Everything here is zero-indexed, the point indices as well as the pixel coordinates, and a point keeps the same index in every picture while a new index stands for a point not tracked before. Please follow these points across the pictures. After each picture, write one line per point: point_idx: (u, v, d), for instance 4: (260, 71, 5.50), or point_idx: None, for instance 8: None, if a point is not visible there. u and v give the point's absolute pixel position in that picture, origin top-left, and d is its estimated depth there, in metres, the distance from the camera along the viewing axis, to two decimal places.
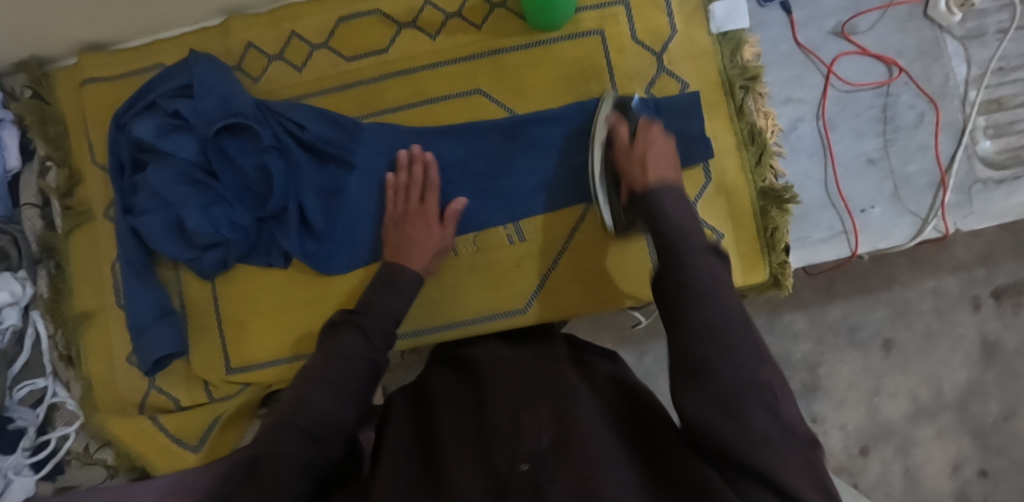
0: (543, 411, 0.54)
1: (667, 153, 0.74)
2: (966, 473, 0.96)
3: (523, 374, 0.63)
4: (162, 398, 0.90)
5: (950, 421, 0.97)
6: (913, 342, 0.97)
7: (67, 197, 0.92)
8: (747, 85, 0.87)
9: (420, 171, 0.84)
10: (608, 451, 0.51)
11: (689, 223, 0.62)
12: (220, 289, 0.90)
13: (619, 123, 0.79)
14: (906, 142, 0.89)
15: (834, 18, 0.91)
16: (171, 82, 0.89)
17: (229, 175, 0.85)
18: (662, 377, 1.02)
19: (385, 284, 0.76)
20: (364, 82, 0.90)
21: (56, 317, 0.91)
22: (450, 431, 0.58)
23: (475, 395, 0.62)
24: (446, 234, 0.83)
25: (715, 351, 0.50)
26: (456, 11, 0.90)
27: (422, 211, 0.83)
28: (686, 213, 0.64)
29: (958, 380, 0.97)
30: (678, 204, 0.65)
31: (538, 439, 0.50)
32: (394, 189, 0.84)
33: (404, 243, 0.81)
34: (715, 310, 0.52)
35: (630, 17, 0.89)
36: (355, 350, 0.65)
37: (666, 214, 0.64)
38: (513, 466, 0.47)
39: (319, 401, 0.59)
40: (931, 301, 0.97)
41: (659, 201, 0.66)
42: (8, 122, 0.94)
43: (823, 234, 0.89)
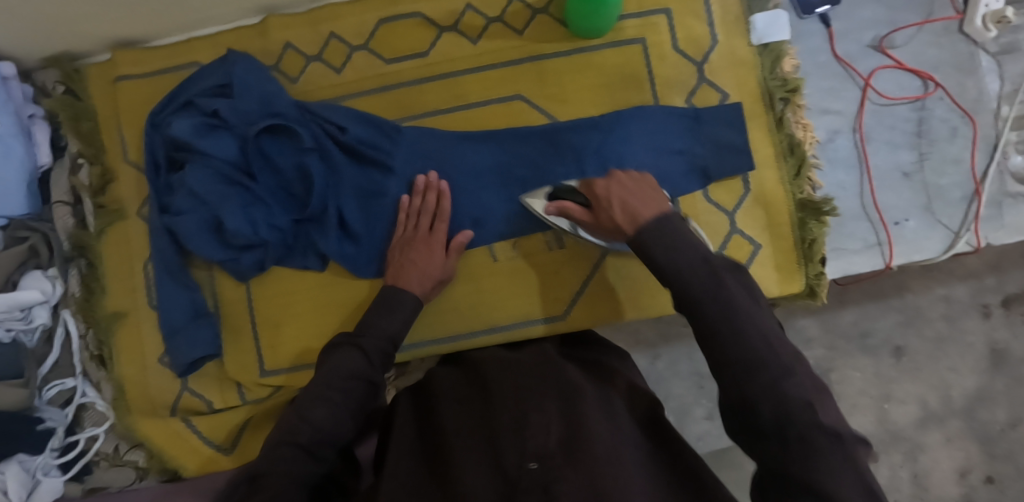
0: (549, 411, 0.58)
1: (628, 194, 0.67)
2: (973, 480, 0.97)
3: (526, 369, 0.67)
4: (194, 399, 0.89)
5: (959, 428, 0.98)
6: (924, 349, 0.98)
7: (98, 195, 0.92)
8: (788, 96, 0.88)
9: (433, 199, 0.83)
10: (605, 453, 0.55)
11: (687, 259, 0.56)
12: (255, 290, 0.89)
13: (562, 205, 0.75)
14: (940, 156, 0.90)
15: (871, 32, 0.91)
16: (207, 80, 0.87)
17: (268, 176, 0.84)
18: (674, 381, 1.01)
19: (383, 303, 0.75)
20: (404, 85, 0.90)
21: (87, 317, 0.91)
22: (457, 427, 0.61)
23: (481, 390, 0.65)
24: (447, 264, 0.82)
25: (732, 348, 0.52)
26: (498, 16, 0.90)
27: (429, 239, 0.82)
28: (680, 247, 0.58)
29: (967, 387, 0.98)
30: (665, 242, 0.58)
31: (546, 440, 0.54)
32: (405, 213, 0.84)
33: (405, 265, 0.79)
34: (733, 331, 0.52)
35: (671, 26, 0.89)
36: (356, 370, 0.66)
37: (657, 260, 0.58)
38: (522, 465, 0.51)
39: (316, 417, 0.61)
40: (941, 308, 0.98)
41: (647, 249, 0.59)
42: (40, 118, 0.93)
43: (857, 245, 0.89)
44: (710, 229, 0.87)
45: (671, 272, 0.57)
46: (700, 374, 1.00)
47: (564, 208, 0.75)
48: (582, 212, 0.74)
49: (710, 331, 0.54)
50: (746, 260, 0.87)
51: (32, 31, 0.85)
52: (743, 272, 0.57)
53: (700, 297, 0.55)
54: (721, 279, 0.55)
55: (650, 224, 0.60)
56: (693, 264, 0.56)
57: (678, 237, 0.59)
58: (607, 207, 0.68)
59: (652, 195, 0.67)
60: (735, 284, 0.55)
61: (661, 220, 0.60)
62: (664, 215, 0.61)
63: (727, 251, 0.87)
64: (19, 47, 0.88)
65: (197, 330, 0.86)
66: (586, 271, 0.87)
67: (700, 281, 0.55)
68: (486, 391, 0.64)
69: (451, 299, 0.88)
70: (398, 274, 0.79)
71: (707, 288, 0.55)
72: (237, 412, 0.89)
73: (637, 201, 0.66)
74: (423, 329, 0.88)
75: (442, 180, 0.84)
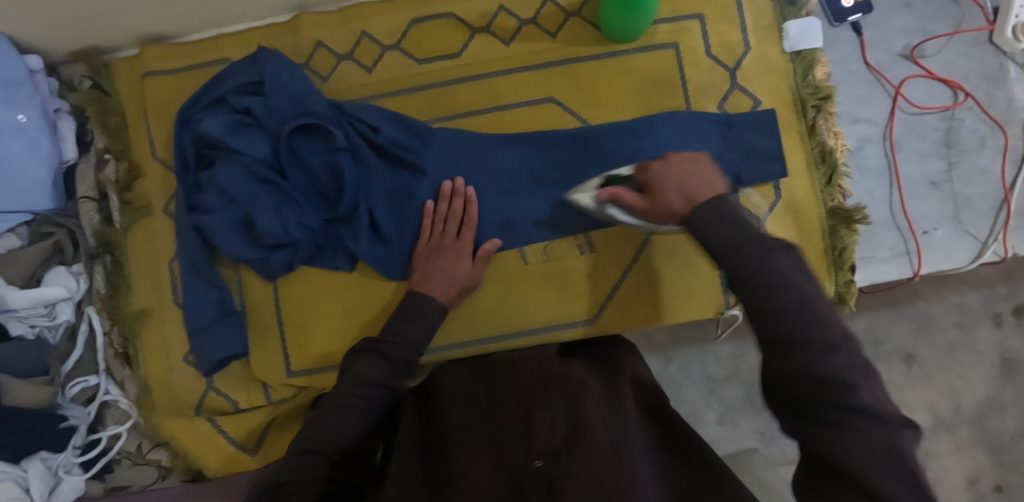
0: (554, 405, 0.56)
1: (684, 176, 0.63)
2: (982, 487, 0.97)
3: (531, 365, 0.65)
4: (220, 399, 0.88)
5: (969, 436, 0.97)
6: (935, 357, 0.98)
7: (124, 191, 0.91)
8: (820, 104, 0.88)
9: (461, 205, 0.83)
10: (616, 451, 0.54)
11: (745, 236, 0.52)
12: (283, 290, 0.89)
13: (619, 191, 0.70)
14: (969, 166, 0.90)
15: (902, 41, 0.91)
16: (238, 77, 0.86)
17: (299, 175, 0.83)
18: (686, 386, 1.00)
19: (409, 310, 0.74)
20: (436, 86, 0.89)
21: (112, 313, 0.90)
22: (458, 424, 0.60)
23: (485, 388, 0.64)
24: (474, 272, 0.81)
25: (785, 323, 0.49)
26: (531, 19, 0.90)
27: (457, 246, 0.81)
28: (734, 229, 0.54)
29: (977, 395, 0.97)
30: (718, 222, 0.55)
31: (550, 436, 0.52)
32: (432, 218, 0.83)
33: (433, 272, 0.79)
34: (777, 306, 0.49)
35: (704, 32, 0.89)
36: (378, 378, 0.65)
37: (707, 241, 0.55)
38: (527, 464, 0.50)
39: (340, 426, 0.61)
40: (953, 316, 0.98)
41: (697, 231, 0.56)
42: (66, 113, 0.92)
43: (886, 254, 0.89)
44: None
45: (718, 252, 0.54)
46: (711, 377, 0.99)
47: (616, 195, 0.70)
48: (635, 199, 0.68)
49: (752, 309, 0.51)
50: None
51: (63, 23, 0.85)
52: (797, 250, 0.52)
53: (746, 276, 0.51)
54: (772, 257, 0.51)
55: (704, 205, 0.56)
56: (742, 244, 0.52)
57: (731, 217, 0.55)
58: (662, 191, 0.63)
59: (710, 177, 0.62)
60: (787, 262, 0.51)
61: (717, 202, 0.56)
62: (719, 197, 0.57)
63: None
64: (49, 39, 0.88)
65: (224, 328, 0.85)
66: (617, 274, 0.87)
67: (748, 258, 0.51)
68: (490, 388, 0.63)
69: (480, 301, 0.88)
70: (423, 281, 0.78)
71: (754, 265, 0.51)
72: (262, 412, 0.89)
73: (695, 183, 0.62)
74: (452, 331, 0.88)
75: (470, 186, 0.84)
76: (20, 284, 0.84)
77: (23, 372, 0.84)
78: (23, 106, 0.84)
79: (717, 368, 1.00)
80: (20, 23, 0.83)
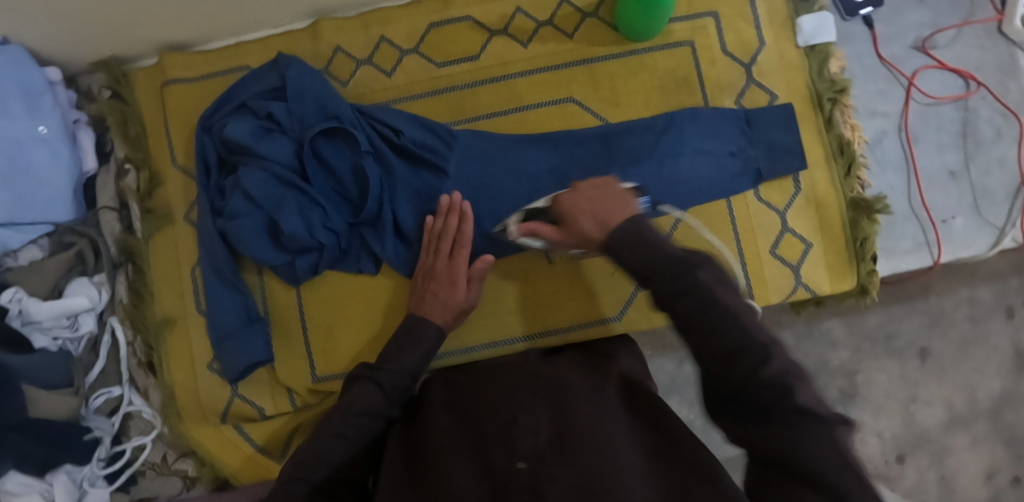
0: (540, 411, 0.57)
1: (594, 202, 0.62)
2: (999, 481, 0.96)
3: (518, 373, 0.66)
4: (246, 406, 0.88)
5: (985, 430, 0.96)
6: (949, 350, 0.97)
7: (146, 200, 0.91)
8: (836, 97, 0.89)
9: (456, 221, 0.81)
10: (600, 450, 0.52)
11: (663, 259, 0.50)
12: (308, 295, 0.89)
13: (535, 226, 0.71)
14: (985, 156, 0.91)
15: (915, 34, 0.93)
16: (262, 83, 0.87)
17: (322, 179, 0.83)
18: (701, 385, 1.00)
19: (405, 335, 0.72)
20: (457, 88, 0.90)
21: (136, 323, 0.90)
22: (442, 431, 0.59)
23: (471, 396, 0.64)
24: (470, 293, 0.80)
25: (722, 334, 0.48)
26: (549, 20, 0.91)
27: (451, 270, 0.80)
28: (651, 251, 0.52)
29: (993, 389, 0.97)
30: (633, 244, 0.53)
31: (535, 439, 0.53)
32: (430, 236, 0.82)
33: (426, 297, 0.78)
34: (710, 323, 0.48)
35: (720, 29, 0.90)
36: (371, 406, 0.63)
37: (631, 264, 0.53)
38: (510, 465, 0.50)
39: (331, 454, 0.59)
40: (966, 309, 0.97)
41: (618, 255, 0.54)
42: (85, 123, 0.92)
43: (907, 244, 0.90)
44: (762, 228, 0.88)
45: (644, 274, 0.52)
46: None
47: (532, 230, 0.71)
48: (549, 232, 0.69)
49: (687, 328, 0.49)
50: (798, 259, 0.88)
51: (88, 33, 0.85)
52: (717, 260, 0.50)
53: (675, 295, 0.49)
54: (694, 272, 0.49)
55: (620, 227, 0.54)
56: (663, 266, 0.50)
57: (649, 236, 0.53)
58: (574, 219, 0.63)
59: (621, 199, 0.61)
60: (709, 276, 0.49)
61: (629, 224, 0.54)
62: (629, 218, 0.55)
63: (780, 250, 0.88)
64: (71, 50, 0.88)
65: (248, 336, 0.85)
66: None
67: (671, 281, 0.49)
68: (477, 395, 0.63)
69: (506, 300, 0.88)
70: (419, 306, 0.78)
71: (681, 285, 0.49)
72: (288, 419, 0.88)
73: (606, 206, 0.61)
74: (477, 332, 0.88)
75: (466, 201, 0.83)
76: (43, 295, 0.83)
77: (49, 383, 0.82)
78: (45, 118, 0.84)
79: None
80: (45, 34, 0.83)
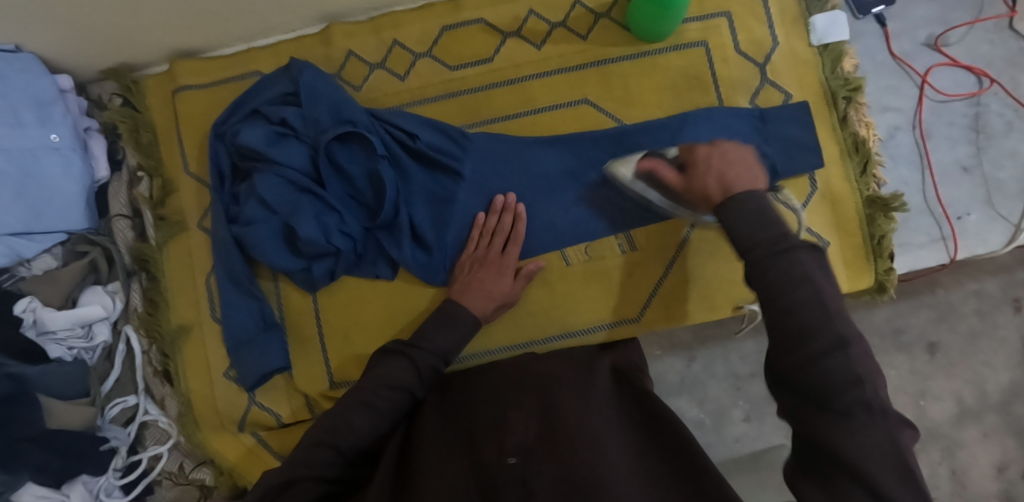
0: (529, 407, 0.60)
1: (727, 166, 0.71)
2: (1012, 475, 0.94)
3: (510, 371, 0.69)
4: (264, 414, 0.87)
5: (996, 423, 0.95)
6: (958, 343, 0.96)
7: (159, 207, 0.91)
8: (850, 95, 0.89)
9: (509, 220, 0.84)
10: (590, 447, 0.54)
11: (773, 231, 0.55)
12: (323, 301, 0.88)
13: (657, 165, 0.79)
14: (998, 150, 0.91)
15: (926, 30, 0.93)
16: (274, 89, 0.87)
17: (337, 184, 0.83)
18: (710, 383, 0.98)
19: (443, 318, 0.74)
20: (470, 91, 0.90)
21: (151, 331, 0.89)
22: (434, 429, 0.62)
23: (465, 394, 0.66)
24: (514, 288, 0.82)
25: (810, 318, 0.49)
26: (561, 22, 0.91)
27: (501, 261, 0.82)
28: (763, 223, 0.56)
29: (1002, 382, 0.95)
30: (748, 213, 0.58)
31: (525, 434, 0.56)
32: (481, 229, 0.84)
33: (472, 284, 0.80)
34: (792, 302, 0.50)
35: (732, 29, 0.90)
36: (403, 381, 0.65)
37: (737, 231, 0.58)
38: (501, 459, 0.53)
39: (358, 423, 0.61)
40: (974, 303, 0.96)
41: (727, 223, 0.59)
42: (95, 131, 0.92)
43: (922, 239, 0.90)
44: None
45: (748, 244, 0.56)
46: (736, 374, 0.98)
47: (654, 168, 0.79)
48: (673, 174, 0.77)
49: (769, 298, 0.52)
50: None
51: (99, 40, 0.84)
52: (823, 250, 0.53)
53: (768, 267, 0.53)
54: (795, 252, 0.52)
55: (736, 199, 0.59)
56: (769, 238, 0.54)
57: (763, 211, 0.57)
58: (703, 174, 0.72)
59: (752, 172, 0.70)
60: (808, 260, 0.52)
61: (750, 196, 0.59)
62: (753, 192, 0.60)
63: None
64: (81, 57, 0.88)
65: (267, 342, 0.84)
66: (660, 269, 0.87)
67: (773, 252, 0.53)
68: (469, 393, 0.66)
69: (526, 303, 0.87)
70: (461, 291, 0.79)
71: (776, 259, 0.53)
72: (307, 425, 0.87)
73: (735, 173, 0.69)
74: (494, 336, 0.87)
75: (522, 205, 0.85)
76: (57, 305, 0.83)
77: (64, 394, 0.81)
78: (56, 126, 0.84)
79: (741, 365, 0.98)
80: (57, 41, 0.83)
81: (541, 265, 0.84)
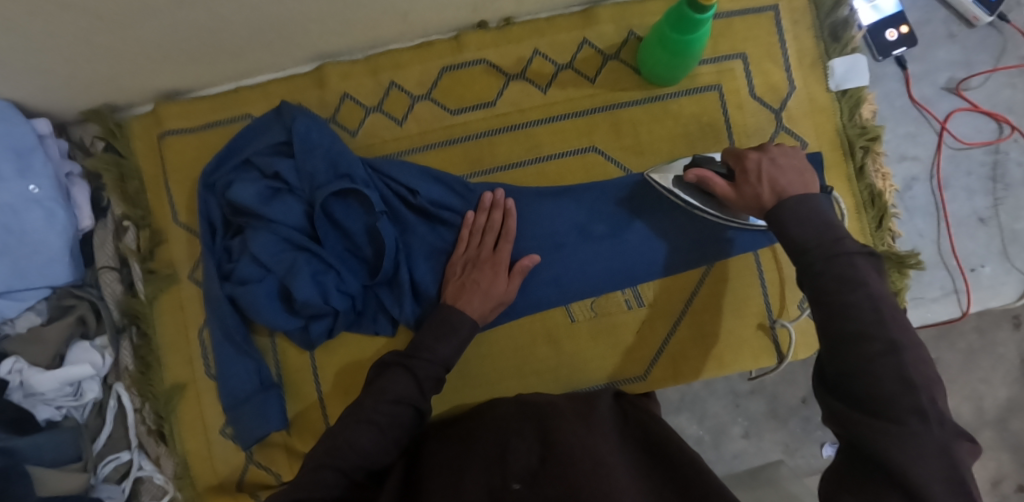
0: (529, 436, 0.60)
1: (779, 172, 0.66)
2: (1004, 489, 0.91)
3: (514, 403, 0.69)
4: (262, 472, 0.85)
5: (992, 439, 0.91)
6: (956, 361, 0.92)
7: (147, 260, 0.87)
8: (868, 145, 0.86)
9: (499, 217, 0.81)
10: (596, 468, 0.53)
11: (830, 232, 0.56)
12: (321, 358, 0.86)
13: (708, 174, 0.72)
14: (1016, 200, 0.88)
15: (948, 73, 0.89)
16: (265, 137, 0.82)
17: (335, 239, 0.79)
18: (710, 401, 0.95)
19: (440, 324, 0.73)
20: (473, 136, 0.86)
21: (144, 390, 0.86)
22: (439, 459, 0.61)
23: (466, 431, 0.66)
24: (510, 287, 0.79)
25: (873, 320, 0.50)
26: (568, 63, 0.87)
27: (494, 259, 0.79)
28: (819, 226, 0.57)
29: (999, 398, 0.91)
30: (796, 213, 0.58)
31: (528, 461, 0.55)
32: (470, 229, 0.81)
33: (467, 286, 0.77)
34: (848, 303, 0.51)
35: (747, 72, 0.87)
36: (404, 394, 0.64)
37: (789, 232, 0.58)
38: (506, 485, 0.53)
39: (360, 442, 0.59)
40: (972, 320, 0.92)
41: (780, 222, 0.59)
42: (77, 177, 0.87)
43: (935, 293, 0.88)
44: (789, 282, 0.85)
45: (798, 247, 0.56)
46: (736, 391, 0.95)
47: (704, 178, 0.72)
48: (724, 185, 0.70)
49: (822, 303, 0.53)
50: None
51: (79, 86, 0.80)
52: (878, 256, 0.54)
53: (822, 272, 0.53)
54: (850, 257, 0.53)
55: (793, 202, 0.60)
56: (824, 240, 0.55)
57: (818, 214, 0.58)
58: (753, 182, 0.66)
59: (803, 176, 0.66)
60: (865, 264, 0.53)
61: (804, 199, 0.59)
62: (807, 195, 0.60)
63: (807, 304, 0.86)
64: (56, 102, 0.82)
65: (265, 402, 0.82)
66: (667, 329, 0.86)
67: (827, 257, 0.54)
68: (471, 430, 0.66)
69: (531, 361, 0.85)
70: (456, 294, 0.77)
71: (832, 262, 0.53)
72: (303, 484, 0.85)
73: (786, 179, 0.65)
74: (500, 391, 0.85)
75: (509, 198, 0.82)
76: (45, 364, 0.80)
77: (56, 461, 0.79)
78: (37, 177, 0.79)
79: (741, 383, 0.95)
80: (31, 89, 0.77)
81: (536, 259, 0.81)
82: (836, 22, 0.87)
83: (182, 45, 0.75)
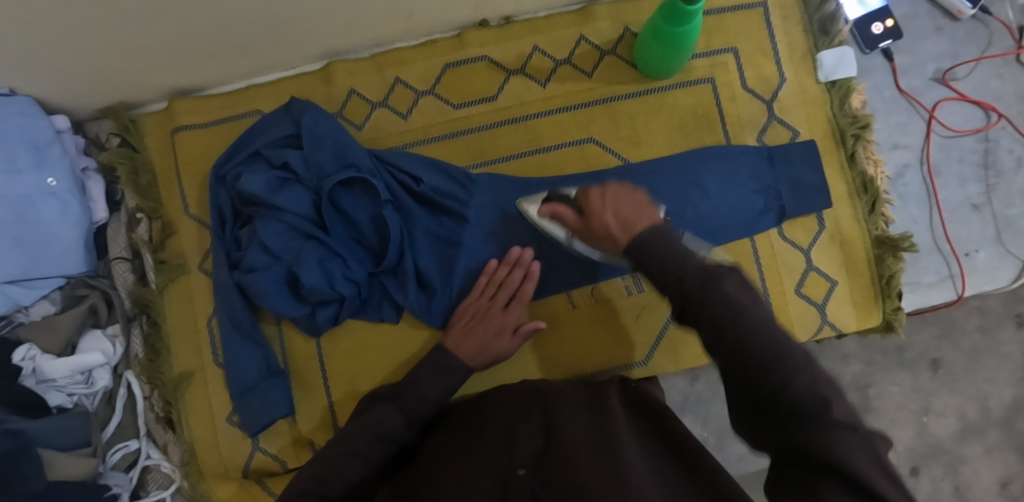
0: (536, 422, 0.61)
1: (623, 200, 0.63)
2: (1014, 491, 0.89)
3: (525, 385, 0.71)
4: (270, 460, 0.86)
5: (998, 438, 0.90)
6: (960, 361, 0.91)
7: (159, 250, 0.90)
8: (859, 133, 0.88)
9: (519, 275, 0.82)
10: (596, 455, 0.54)
11: (684, 270, 0.52)
12: (327, 346, 0.87)
13: (556, 208, 0.72)
14: (1008, 187, 0.90)
15: (935, 64, 0.92)
16: (274, 131, 0.85)
17: (341, 228, 0.82)
18: (715, 402, 0.96)
19: (439, 365, 0.74)
20: (476, 129, 0.90)
21: (152, 377, 0.88)
22: (437, 452, 0.62)
23: (467, 418, 0.67)
24: (510, 345, 0.81)
25: (766, 335, 0.47)
26: (566, 58, 0.90)
27: (502, 319, 0.80)
28: (674, 261, 0.53)
29: (1005, 397, 0.90)
30: (659, 252, 0.54)
31: (532, 448, 0.57)
32: (490, 278, 0.82)
33: (470, 337, 0.78)
34: (740, 331, 0.47)
35: (739, 65, 0.90)
36: (393, 431, 0.64)
37: (653, 270, 0.54)
38: (511, 471, 0.54)
39: (346, 475, 0.60)
40: (976, 319, 0.91)
41: (644, 266, 0.55)
42: (93, 171, 0.90)
43: (931, 278, 0.89)
44: (787, 267, 0.87)
45: (670, 282, 0.52)
46: None
47: (555, 211, 0.72)
48: (573, 217, 0.71)
49: (715, 339, 0.48)
50: (821, 298, 0.87)
51: (97, 84, 0.83)
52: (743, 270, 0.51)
53: (700, 305, 0.49)
54: (719, 282, 0.49)
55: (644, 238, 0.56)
56: (689, 276, 0.51)
57: (669, 248, 0.54)
58: (600, 218, 0.64)
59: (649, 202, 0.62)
60: (734, 286, 0.49)
61: (652, 234, 0.56)
62: (653, 228, 0.56)
63: (804, 290, 0.87)
64: (75, 99, 0.86)
65: (269, 390, 0.83)
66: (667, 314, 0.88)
67: (700, 288, 0.50)
68: (472, 416, 0.67)
69: (533, 345, 0.87)
70: (457, 343, 0.78)
71: (706, 297, 0.49)
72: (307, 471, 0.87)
73: (632, 206, 0.61)
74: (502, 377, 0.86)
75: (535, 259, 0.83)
76: (56, 352, 0.81)
77: (67, 445, 0.80)
78: (54, 169, 0.82)
79: None
80: (51, 86, 0.81)
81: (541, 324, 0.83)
82: (824, 16, 0.90)
83: (196, 44, 0.79)
